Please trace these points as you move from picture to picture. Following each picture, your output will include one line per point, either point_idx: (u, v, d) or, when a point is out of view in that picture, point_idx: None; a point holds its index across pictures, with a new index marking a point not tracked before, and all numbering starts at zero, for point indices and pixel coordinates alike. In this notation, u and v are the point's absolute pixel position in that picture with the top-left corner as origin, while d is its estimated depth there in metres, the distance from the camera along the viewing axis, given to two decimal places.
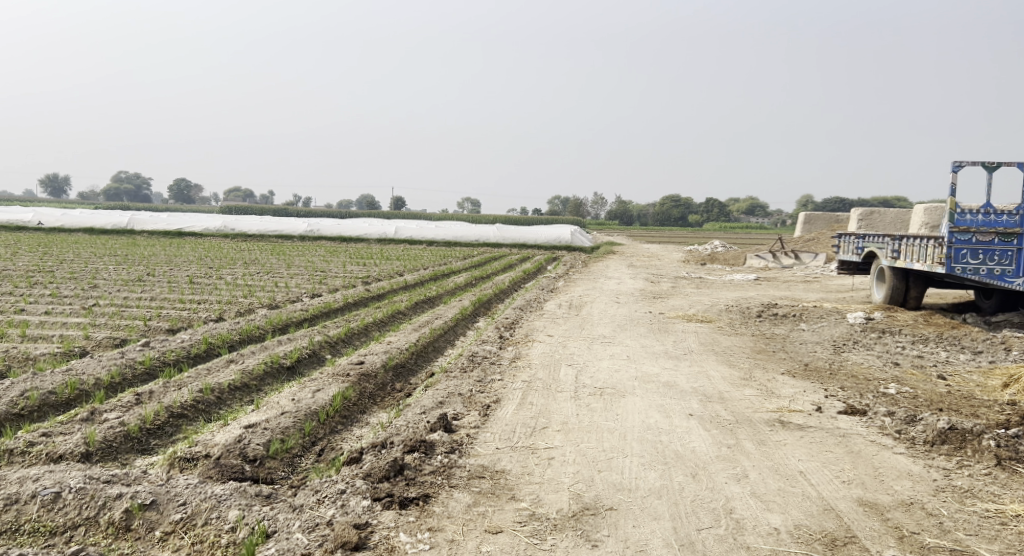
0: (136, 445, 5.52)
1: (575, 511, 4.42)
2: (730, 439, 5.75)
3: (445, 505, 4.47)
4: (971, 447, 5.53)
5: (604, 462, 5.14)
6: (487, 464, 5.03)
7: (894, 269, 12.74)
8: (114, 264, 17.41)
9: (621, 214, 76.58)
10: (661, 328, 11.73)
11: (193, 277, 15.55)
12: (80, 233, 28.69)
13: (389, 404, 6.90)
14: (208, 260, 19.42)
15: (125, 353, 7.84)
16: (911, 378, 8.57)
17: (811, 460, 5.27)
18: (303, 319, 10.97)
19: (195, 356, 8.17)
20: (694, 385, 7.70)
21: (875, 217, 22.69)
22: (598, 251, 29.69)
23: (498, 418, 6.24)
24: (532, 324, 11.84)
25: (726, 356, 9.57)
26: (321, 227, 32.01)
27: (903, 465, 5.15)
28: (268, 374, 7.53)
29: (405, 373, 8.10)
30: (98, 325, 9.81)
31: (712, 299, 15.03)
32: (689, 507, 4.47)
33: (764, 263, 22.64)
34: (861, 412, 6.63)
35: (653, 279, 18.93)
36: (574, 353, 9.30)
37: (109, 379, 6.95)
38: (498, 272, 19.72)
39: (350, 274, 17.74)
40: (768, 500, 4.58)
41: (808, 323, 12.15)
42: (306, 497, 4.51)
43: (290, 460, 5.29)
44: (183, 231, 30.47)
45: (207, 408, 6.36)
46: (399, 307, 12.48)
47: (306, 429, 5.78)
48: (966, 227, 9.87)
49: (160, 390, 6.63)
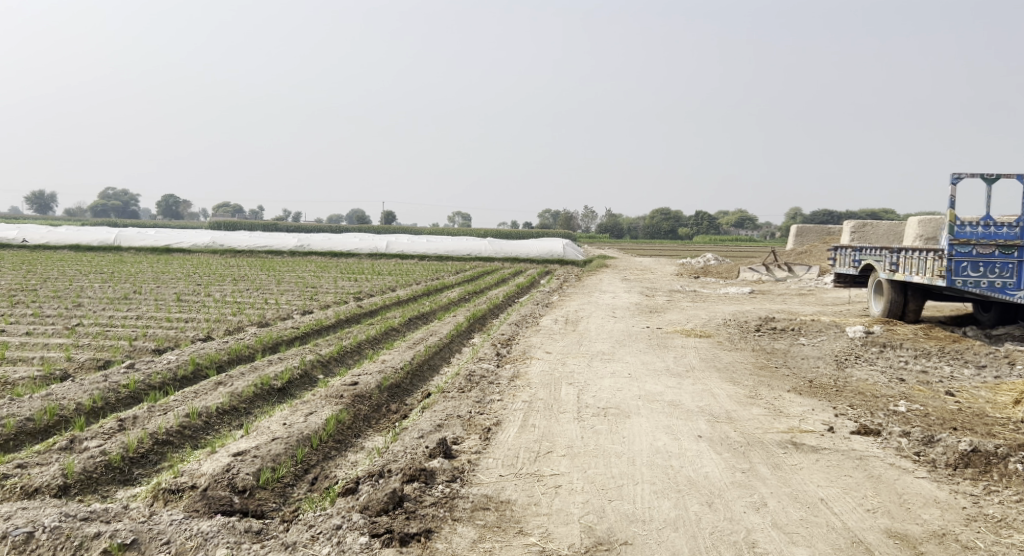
0: (118, 476, 5.22)
1: (588, 547, 4.15)
2: (744, 464, 5.48)
3: (449, 542, 4.19)
4: (997, 471, 5.29)
5: (614, 491, 4.87)
6: (491, 494, 4.75)
7: (893, 282, 12.54)
8: (99, 282, 17.01)
9: (612, 227, 76.43)
10: (660, 343, 11.46)
11: (181, 295, 15.20)
12: (66, 250, 28.28)
13: (384, 427, 6.63)
14: (195, 277, 19.05)
15: (107, 376, 7.50)
16: (919, 394, 8.33)
17: (831, 486, 5.01)
18: (294, 337, 10.65)
19: (182, 378, 7.85)
20: (699, 405, 7.43)
21: (868, 229, 22.54)
22: (590, 264, 29.44)
23: (500, 442, 5.96)
24: (529, 340, 11.56)
25: (728, 372, 9.32)
26: (312, 242, 31.71)
27: (928, 491, 4.90)
28: (258, 396, 7.23)
29: (400, 393, 7.81)
30: (82, 346, 9.48)
31: (709, 313, 14.79)
32: (708, 541, 4.21)
33: (758, 276, 22.44)
34: (875, 432, 6.38)
35: (647, 293, 18.65)
36: (573, 371, 9.03)
37: (90, 404, 6.64)
38: (490, 287, 19.44)
39: (340, 290, 17.42)
40: (792, 532, 4.32)
41: (809, 337, 11.93)
42: (299, 533, 4.22)
43: (282, 490, 4.99)
44: (171, 247, 30.13)
45: (194, 434, 6.07)
46: (392, 323, 12.17)
47: (298, 456, 5.49)
48: (966, 240, 9.66)
49: (144, 415, 6.32)
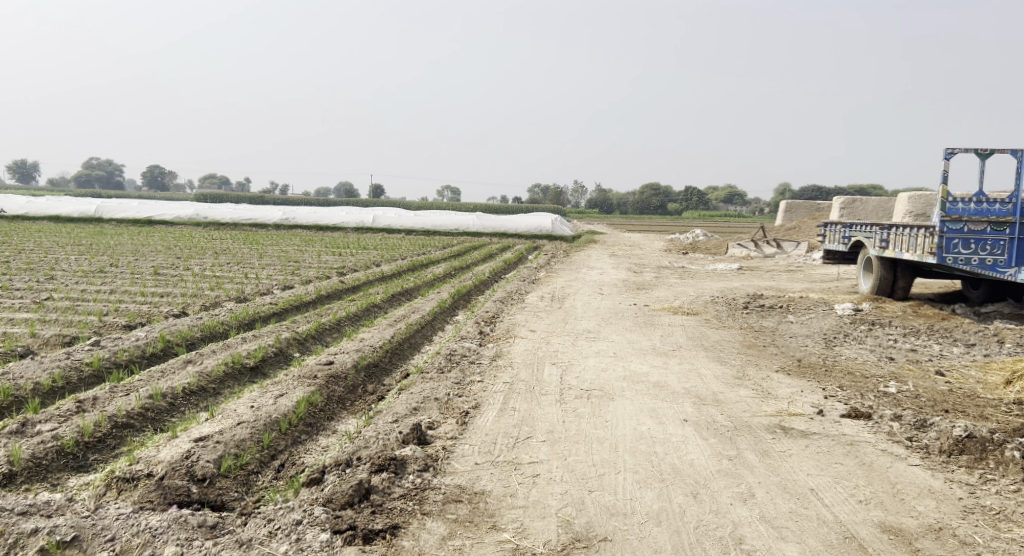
0: (70, 462, 4.93)
1: (565, 544, 3.91)
2: (731, 450, 5.26)
3: (416, 539, 3.94)
4: (993, 458, 5.08)
5: (594, 480, 4.63)
6: (465, 485, 4.51)
7: (882, 259, 12.32)
8: (76, 254, 16.56)
9: (601, 203, 76.11)
10: (647, 321, 11.22)
11: (158, 269, 14.81)
12: (45, 221, 27.71)
13: (359, 409, 6.38)
14: (176, 250, 18.60)
15: (70, 354, 7.19)
16: (909, 374, 8.14)
17: (822, 475, 4.79)
18: (272, 313, 10.36)
19: (150, 356, 7.55)
20: (685, 386, 7.20)
21: (857, 205, 22.32)
22: (578, 240, 29.12)
23: (477, 427, 5.71)
24: (513, 317, 11.30)
25: (716, 352, 9.09)
26: (297, 215, 31.22)
27: (922, 480, 4.69)
28: (228, 375, 6.95)
29: (378, 373, 7.55)
30: (48, 321, 9.13)
31: (697, 290, 14.55)
32: (693, 537, 3.98)
33: (745, 253, 22.22)
34: (865, 415, 6.17)
35: (636, 270, 18.40)
36: (557, 350, 8.77)
37: (49, 383, 6.35)
38: (477, 262, 19.12)
39: (324, 264, 17.06)
40: (781, 526, 4.09)
41: (797, 314, 11.71)
42: (255, 529, 3.98)
43: (245, 478, 4.72)
44: (153, 219, 29.55)
45: (157, 417, 5.78)
46: (374, 299, 11.89)
47: (264, 441, 5.20)
48: (957, 217, 9.42)
49: (105, 396, 6.02)
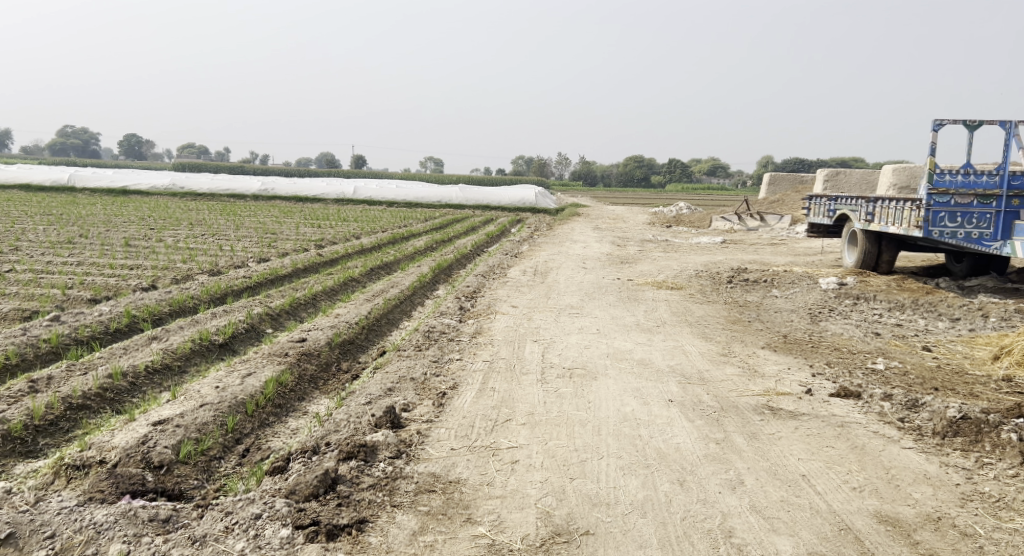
0: (18, 447, 4.64)
1: (544, 539, 3.68)
2: (718, 433, 5.04)
3: (384, 534, 3.69)
4: (989, 441, 4.89)
5: (576, 466, 4.40)
6: (439, 473, 4.26)
7: (867, 232, 12.12)
8: (45, 224, 16.04)
9: (585, 175, 75.76)
10: (630, 296, 10.98)
11: (130, 240, 14.38)
12: (18, 190, 27.03)
13: (331, 389, 6.11)
14: (150, 221, 18.12)
15: (27, 330, 6.84)
16: (896, 350, 7.97)
17: (813, 459, 4.58)
18: (245, 287, 10.04)
19: (114, 331, 7.22)
20: (670, 364, 6.98)
21: (841, 178, 22.17)
22: (562, 213, 28.80)
23: (454, 409, 5.45)
24: (495, 292, 11.02)
25: (700, 327, 8.87)
26: (275, 185, 30.66)
27: (915, 465, 4.50)
28: (195, 352, 6.65)
29: (353, 350, 7.26)
30: (9, 295, 8.76)
31: (681, 264, 14.34)
32: (679, 529, 3.76)
33: (729, 225, 22.03)
34: (855, 395, 5.97)
35: (619, 243, 18.15)
36: (539, 327, 8.51)
37: (2, 361, 6.03)
38: (459, 235, 18.80)
39: (303, 236, 16.66)
40: (772, 517, 3.88)
41: (782, 289, 11.51)
42: (211, 523, 3.71)
43: (205, 465, 4.45)
44: (128, 189, 28.88)
45: (116, 397, 5.48)
46: (352, 273, 11.56)
47: (228, 424, 4.92)
48: (944, 190, 9.17)
49: (61, 375, 5.71)
